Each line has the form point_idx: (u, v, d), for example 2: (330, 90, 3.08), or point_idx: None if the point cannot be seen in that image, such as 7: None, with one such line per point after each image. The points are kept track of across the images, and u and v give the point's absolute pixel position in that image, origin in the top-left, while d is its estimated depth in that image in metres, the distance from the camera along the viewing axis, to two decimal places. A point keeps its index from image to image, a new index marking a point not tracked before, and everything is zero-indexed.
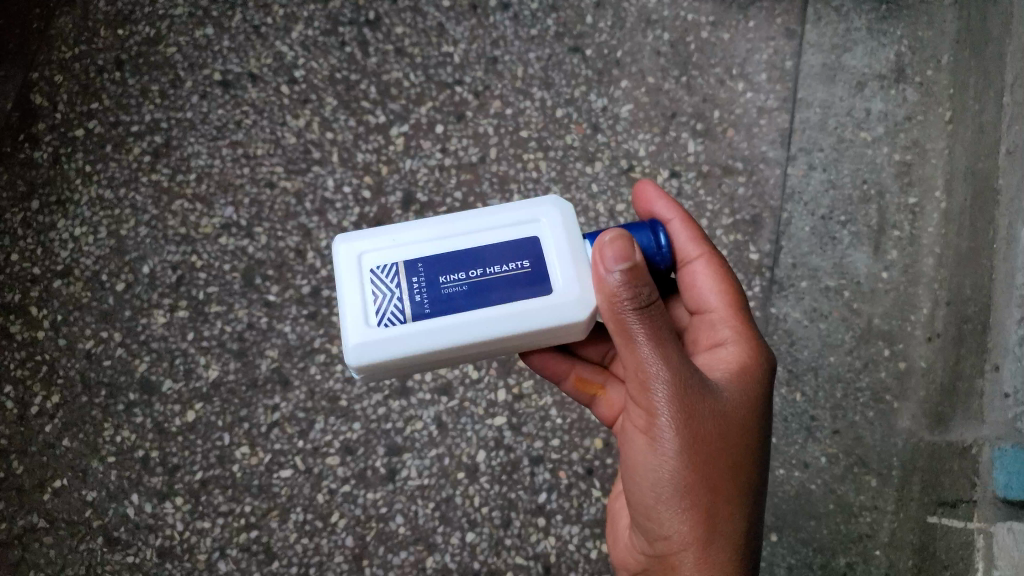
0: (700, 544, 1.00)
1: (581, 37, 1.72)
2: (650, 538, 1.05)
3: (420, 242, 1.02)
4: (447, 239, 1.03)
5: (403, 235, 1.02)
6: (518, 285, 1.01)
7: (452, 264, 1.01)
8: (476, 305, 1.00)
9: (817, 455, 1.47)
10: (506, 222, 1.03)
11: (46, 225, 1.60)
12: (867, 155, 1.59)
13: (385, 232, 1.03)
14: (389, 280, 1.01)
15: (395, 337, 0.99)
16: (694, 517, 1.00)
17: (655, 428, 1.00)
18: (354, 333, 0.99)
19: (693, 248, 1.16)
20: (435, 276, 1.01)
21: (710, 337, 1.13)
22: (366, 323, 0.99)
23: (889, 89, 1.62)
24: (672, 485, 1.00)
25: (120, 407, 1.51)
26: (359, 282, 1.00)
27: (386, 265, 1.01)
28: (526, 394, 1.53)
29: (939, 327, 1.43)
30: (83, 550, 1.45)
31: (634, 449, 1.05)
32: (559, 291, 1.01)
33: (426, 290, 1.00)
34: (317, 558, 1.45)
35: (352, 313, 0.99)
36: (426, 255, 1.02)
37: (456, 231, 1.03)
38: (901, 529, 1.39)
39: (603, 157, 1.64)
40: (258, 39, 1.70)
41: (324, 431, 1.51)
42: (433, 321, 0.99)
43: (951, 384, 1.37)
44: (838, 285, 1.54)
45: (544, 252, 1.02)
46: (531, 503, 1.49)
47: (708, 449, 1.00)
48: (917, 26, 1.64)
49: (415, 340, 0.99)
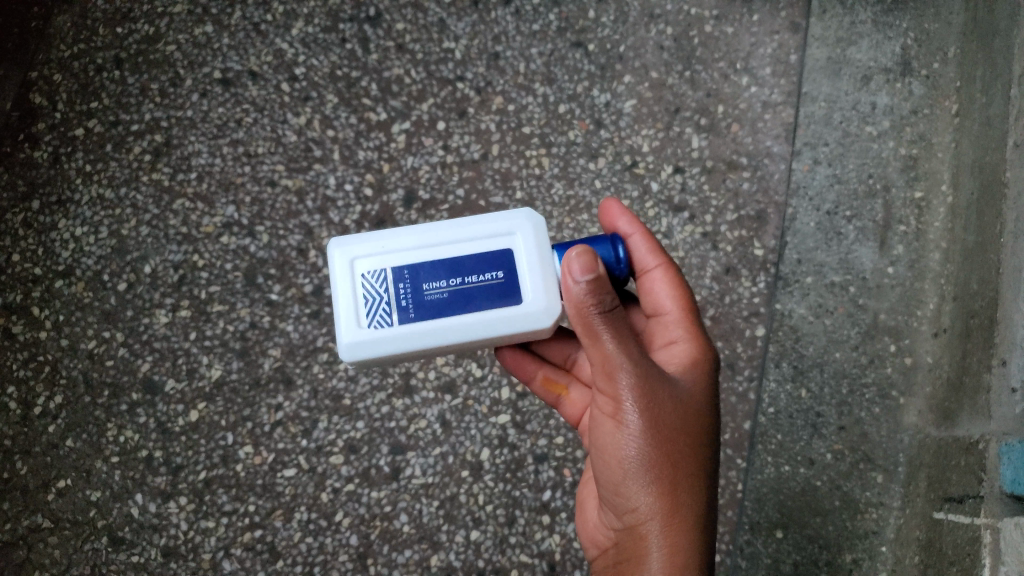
0: (667, 515, 1.00)
1: (583, 32, 1.71)
2: (618, 513, 1.04)
3: (407, 249, 1.01)
4: (431, 247, 1.01)
5: (391, 241, 1.01)
6: (494, 296, 1.00)
7: (435, 271, 1.01)
8: (458, 310, 1.00)
9: (823, 452, 1.47)
10: (481, 234, 1.02)
11: (47, 225, 1.59)
12: (873, 149, 1.58)
13: (376, 237, 1.02)
14: (378, 285, 1.00)
15: (381, 339, 0.99)
16: (659, 491, 1.00)
17: (617, 410, 1.00)
18: (343, 332, 0.98)
19: (650, 259, 1.16)
20: (419, 282, 1.00)
21: (660, 336, 1.13)
22: (356, 323, 0.99)
23: (895, 84, 1.59)
24: (635, 460, 1.00)
25: (124, 407, 1.51)
26: (350, 286, 1.00)
27: (375, 270, 1.00)
28: (531, 392, 1.52)
29: (946, 322, 1.38)
30: (88, 549, 1.45)
31: (601, 434, 1.04)
32: (528, 303, 1.01)
33: (410, 296, 1.00)
34: (322, 557, 1.45)
35: (343, 313, 0.99)
36: (412, 262, 1.01)
37: (438, 239, 1.02)
38: (908, 525, 1.36)
39: (607, 153, 1.63)
40: (258, 37, 1.68)
41: (327, 430, 1.50)
42: (420, 325, 0.99)
43: (959, 379, 1.33)
44: (844, 281, 1.53)
45: (517, 264, 1.02)
46: (536, 500, 1.48)
47: (668, 428, 1.00)
48: (923, 19, 1.60)
49: (402, 341, 0.99)
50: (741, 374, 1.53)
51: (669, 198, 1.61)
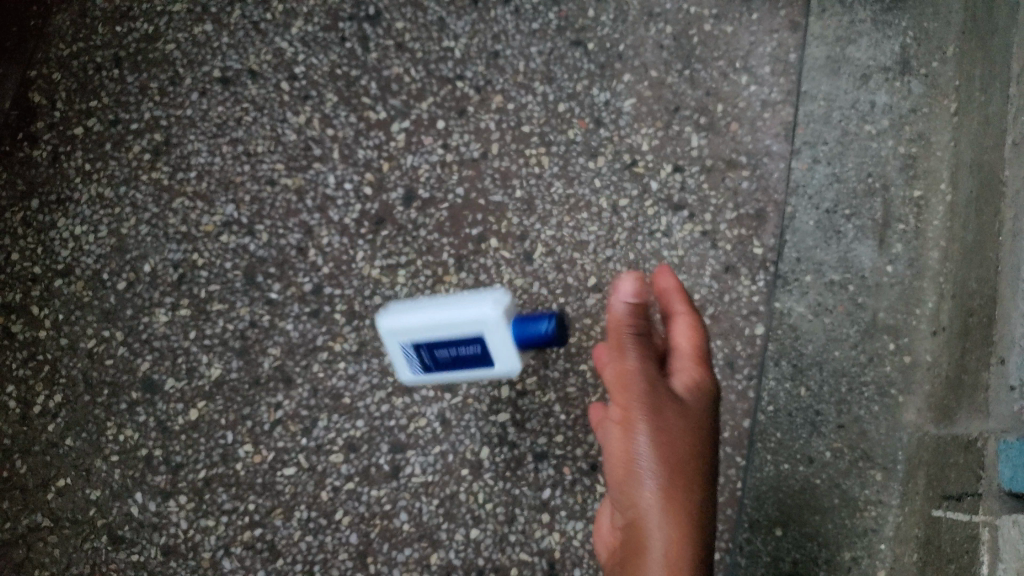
0: (667, 514, 1.06)
1: (583, 30, 1.70)
2: (622, 510, 1.10)
3: (419, 321, 1.24)
4: (431, 319, 1.24)
5: (409, 315, 1.25)
6: (479, 359, 1.26)
7: (438, 338, 1.25)
8: (454, 370, 1.29)
9: (822, 450, 1.46)
10: (467, 317, 1.22)
11: (46, 224, 1.59)
12: (872, 148, 1.55)
13: (400, 309, 1.27)
14: (402, 345, 1.27)
15: (411, 377, 1.32)
16: (661, 491, 1.06)
17: (627, 415, 1.09)
18: (394, 366, 1.31)
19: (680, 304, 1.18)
20: (429, 345, 1.27)
21: (669, 368, 1.16)
22: (399, 364, 1.30)
23: (893, 83, 1.56)
24: (642, 462, 1.07)
25: (123, 406, 1.51)
26: (387, 341, 1.28)
27: (397, 335, 1.26)
28: (530, 390, 1.51)
29: (946, 321, 1.41)
30: (88, 548, 1.47)
31: (612, 436, 1.12)
32: (500, 365, 1.26)
33: (424, 354, 1.28)
34: (322, 555, 1.46)
35: (391, 356, 1.30)
36: (422, 330, 1.25)
37: (437, 316, 1.23)
38: (907, 523, 1.38)
39: (606, 152, 1.63)
40: (257, 35, 1.68)
41: (327, 428, 1.50)
42: (428, 376, 1.31)
43: (959, 378, 1.42)
44: (843, 279, 1.51)
45: (492, 339, 1.23)
46: (536, 498, 1.48)
47: (672, 435, 1.08)
48: (922, 18, 1.57)
49: (426, 377, 1.32)
50: (741, 372, 1.55)
51: (668, 196, 1.61)
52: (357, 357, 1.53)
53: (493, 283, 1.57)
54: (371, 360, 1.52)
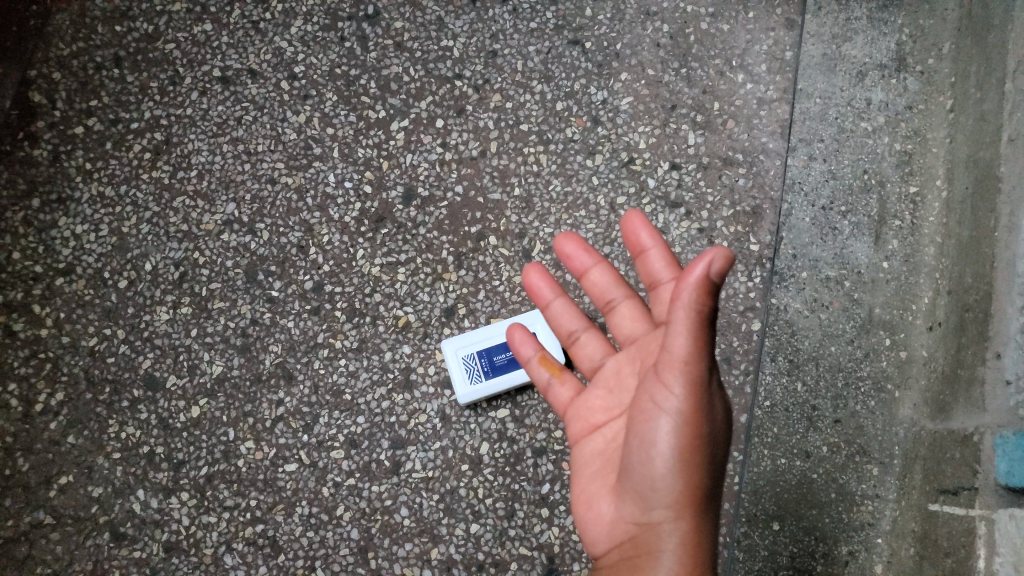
0: (688, 510, 1.10)
1: (581, 30, 1.71)
2: (639, 501, 1.11)
3: (481, 339, 1.52)
4: (491, 335, 1.52)
5: (472, 336, 1.52)
6: None
7: (498, 349, 1.52)
8: (509, 371, 1.51)
9: (819, 445, 1.48)
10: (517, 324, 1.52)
11: (48, 223, 1.60)
12: (868, 144, 1.59)
13: (465, 334, 1.53)
14: (470, 362, 1.51)
15: (481, 389, 1.50)
16: (687, 487, 1.09)
17: (671, 409, 1.05)
18: (460, 387, 1.50)
19: (647, 237, 1.20)
20: (492, 357, 1.51)
21: None
22: (466, 381, 1.50)
23: (889, 80, 1.61)
24: (676, 460, 1.07)
25: (126, 403, 1.52)
26: (455, 363, 1.51)
27: (465, 354, 1.51)
28: (530, 387, 1.53)
29: (941, 316, 1.40)
30: (90, 546, 1.47)
31: (641, 427, 1.09)
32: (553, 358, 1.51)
33: (489, 365, 1.51)
34: (323, 550, 1.47)
35: (457, 377, 1.50)
36: (485, 347, 1.52)
37: (495, 332, 1.53)
38: (903, 517, 1.38)
39: (604, 150, 1.65)
40: (257, 35, 1.69)
41: (328, 425, 1.51)
42: (487, 383, 1.50)
43: (953, 373, 1.34)
44: (839, 275, 1.54)
45: (543, 338, 1.52)
46: (535, 493, 1.49)
47: (709, 432, 1.08)
48: (919, 15, 1.62)
49: (493, 387, 1.50)
50: (738, 368, 1.56)
51: (666, 194, 1.63)
52: (357, 354, 1.54)
53: (493, 280, 1.58)
54: (371, 357, 1.54)
